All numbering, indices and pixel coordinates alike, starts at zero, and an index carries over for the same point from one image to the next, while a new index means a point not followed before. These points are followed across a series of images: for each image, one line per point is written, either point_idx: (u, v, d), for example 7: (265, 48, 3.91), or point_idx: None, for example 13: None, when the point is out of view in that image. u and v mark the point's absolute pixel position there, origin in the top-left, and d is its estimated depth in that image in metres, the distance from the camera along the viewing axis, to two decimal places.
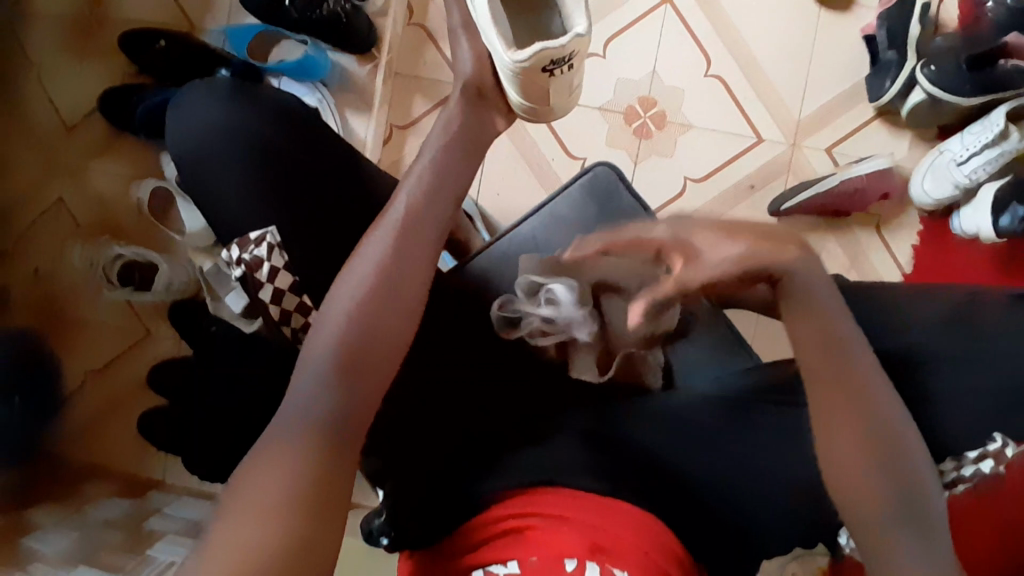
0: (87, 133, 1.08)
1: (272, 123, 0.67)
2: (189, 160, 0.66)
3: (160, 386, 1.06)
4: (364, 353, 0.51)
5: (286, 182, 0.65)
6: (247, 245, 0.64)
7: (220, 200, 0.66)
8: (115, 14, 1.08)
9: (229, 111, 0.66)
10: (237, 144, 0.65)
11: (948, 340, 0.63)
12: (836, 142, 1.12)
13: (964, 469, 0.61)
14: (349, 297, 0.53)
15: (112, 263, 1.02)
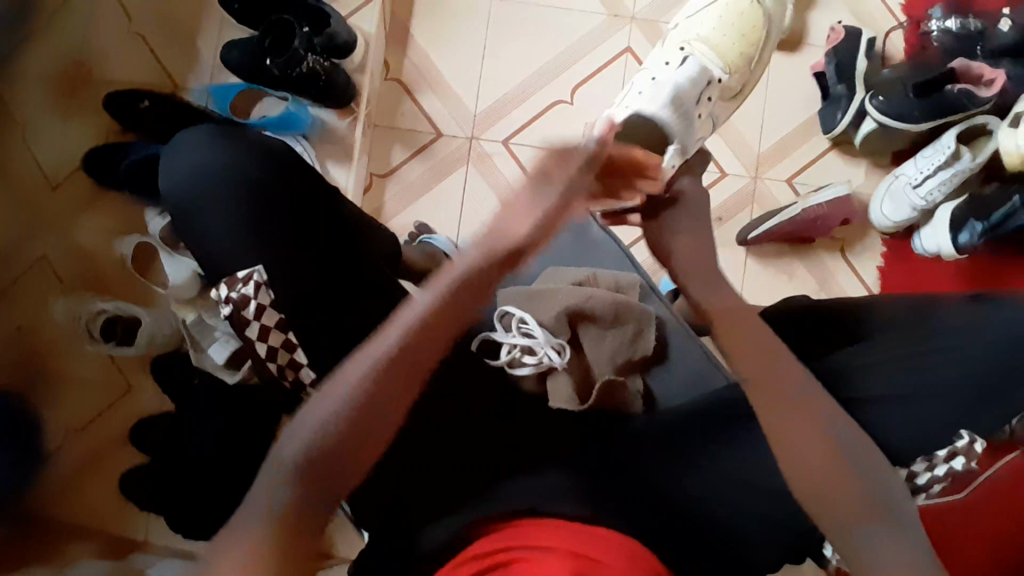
0: (73, 191, 1.10)
1: (259, 160, 0.68)
2: (180, 201, 0.67)
3: (145, 441, 1.05)
4: (369, 417, 0.54)
5: (275, 218, 0.66)
6: (234, 284, 0.65)
7: (208, 244, 0.67)
8: (100, 76, 1.11)
9: (216, 155, 0.67)
10: (228, 187, 0.66)
11: (904, 345, 0.71)
12: (797, 172, 1.17)
13: (936, 468, 0.67)
14: (362, 367, 0.55)
15: (94, 317, 1.03)
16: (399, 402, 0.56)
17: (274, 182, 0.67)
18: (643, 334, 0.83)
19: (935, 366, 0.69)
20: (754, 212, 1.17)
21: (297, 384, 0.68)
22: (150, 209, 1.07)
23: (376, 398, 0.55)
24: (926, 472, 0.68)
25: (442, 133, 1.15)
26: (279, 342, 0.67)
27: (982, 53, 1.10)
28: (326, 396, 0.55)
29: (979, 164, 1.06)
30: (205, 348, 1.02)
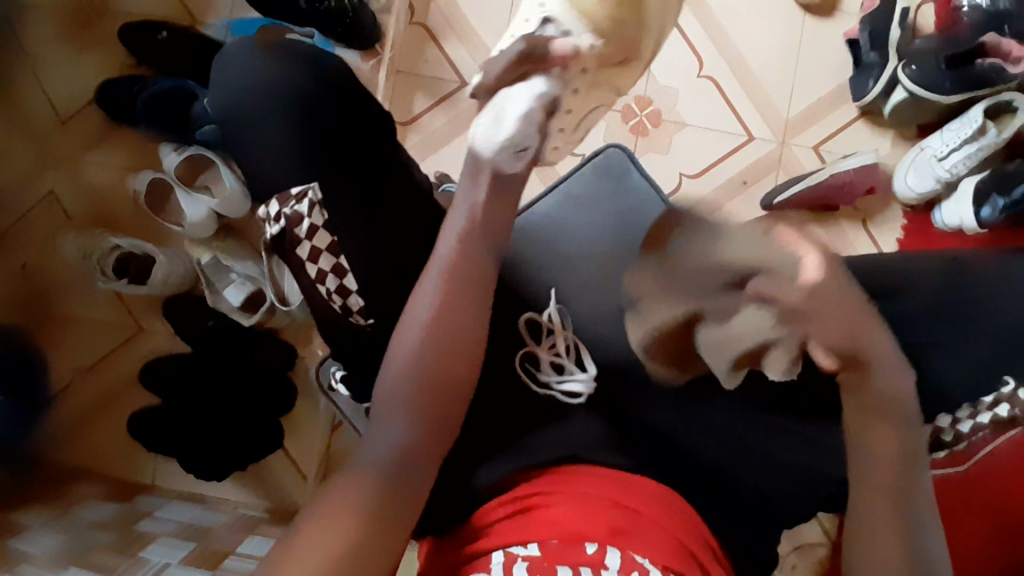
0: (83, 125, 1.07)
1: (302, 70, 0.64)
2: (233, 110, 0.64)
3: (156, 383, 1.03)
4: (440, 356, 0.57)
5: (319, 130, 0.63)
6: (287, 201, 0.63)
7: (259, 166, 0.64)
8: (117, 6, 1.08)
9: (273, 66, 0.63)
10: (289, 103, 0.63)
11: (951, 291, 0.69)
12: (824, 140, 1.16)
13: (980, 414, 0.69)
14: (426, 305, 0.58)
15: (108, 254, 1.00)
16: (466, 331, 0.59)
17: (334, 97, 0.64)
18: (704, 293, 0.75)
19: (985, 311, 0.68)
20: (779, 178, 1.16)
21: (345, 312, 0.65)
22: (165, 146, 1.04)
23: (445, 336, 0.58)
24: (970, 419, 0.69)
25: (468, 83, 1.12)
26: (330, 266, 0.63)
27: (1009, 32, 1.07)
28: (398, 353, 0.58)
29: (1005, 138, 1.05)
30: (221, 290, 1.01)
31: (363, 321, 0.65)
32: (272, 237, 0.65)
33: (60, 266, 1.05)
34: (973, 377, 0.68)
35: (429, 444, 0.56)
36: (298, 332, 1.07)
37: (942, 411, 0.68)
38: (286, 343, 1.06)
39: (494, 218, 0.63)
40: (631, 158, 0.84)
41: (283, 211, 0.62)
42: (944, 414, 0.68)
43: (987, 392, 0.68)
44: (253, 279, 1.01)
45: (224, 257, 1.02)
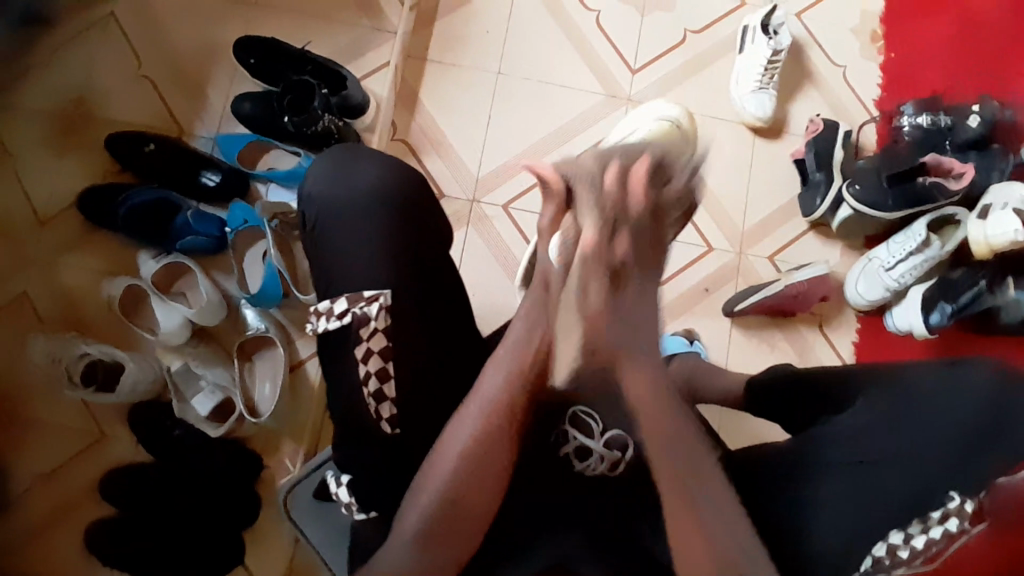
0: (61, 227, 1.07)
1: (412, 180, 0.72)
2: (341, 202, 0.69)
3: (117, 494, 0.99)
4: (471, 481, 0.61)
5: (417, 228, 0.70)
6: (358, 300, 0.66)
7: (341, 261, 0.68)
8: (107, 116, 1.11)
9: (372, 176, 0.70)
10: (379, 209, 0.69)
11: (887, 399, 0.68)
12: (778, 250, 1.23)
13: (930, 530, 0.64)
14: (465, 433, 0.62)
15: (76, 361, 0.99)
16: (500, 458, 0.63)
17: (419, 207, 0.71)
18: None
19: (927, 420, 0.66)
20: (738, 285, 1.22)
21: (376, 417, 0.66)
22: (143, 253, 1.05)
23: (474, 465, 0.61)
24: (923, 534, 0.64)
25: (445, 193, 1.18)
26: (376, 369, 0.66)
27: (950, 147, 1.19)
28: (431, 473, 0.61)
29: (948, 251, 1.13)
30: (188, 398, 1.01)
31: (389, 430, 0.66)
32: (325, 330, 0.67)
33: (28, 371, 1.04)
34: (923, 490, 0.64)
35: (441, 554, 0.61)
36: (265, 441, 1.05)
37: (893, 526, 0.64)
38: (254, 452, 1.03)
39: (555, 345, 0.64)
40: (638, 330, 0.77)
41: (353, 312, 0.65)
42: (896, 531, 0.64)
43: (936, 505, 0.64)
44: (222, 387, 1.02)
45: (195, 364, 1.02)
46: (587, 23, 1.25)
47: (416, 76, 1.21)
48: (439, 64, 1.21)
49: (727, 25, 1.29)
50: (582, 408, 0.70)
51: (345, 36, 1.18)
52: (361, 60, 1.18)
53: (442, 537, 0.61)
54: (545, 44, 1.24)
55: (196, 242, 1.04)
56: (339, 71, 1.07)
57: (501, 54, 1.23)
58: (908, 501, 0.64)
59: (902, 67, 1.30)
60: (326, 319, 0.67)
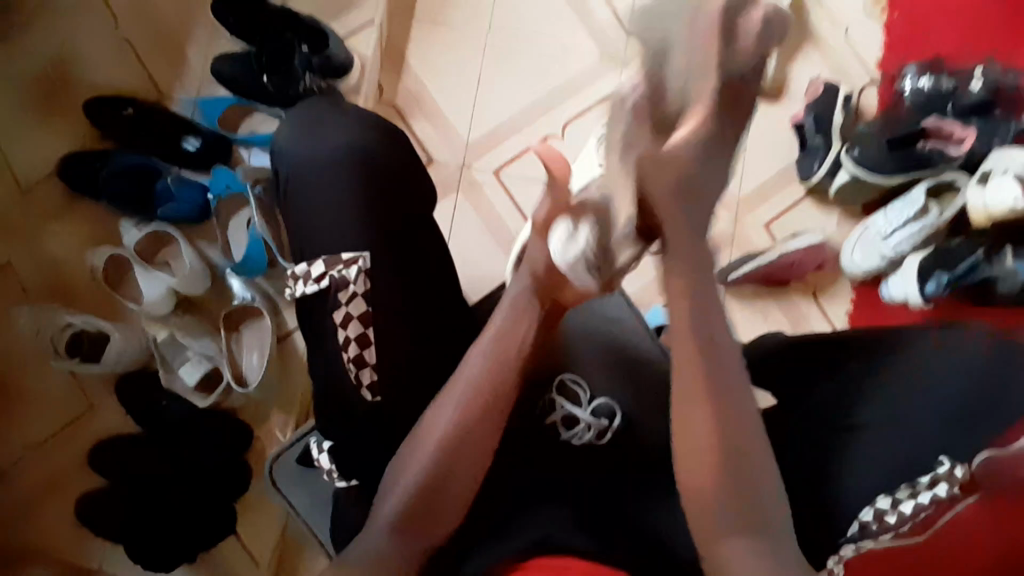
0: (40, 196, 1.05)
1: (385, 145, 0.69)
2: (312, 171, 0.66)
3: (108, 464, 0.99)
4: (451, 467, 0.60)
5: (393, 195, 0.67)
6: (336, 263, 0.65)
7: (316, 231, 0.66)
8: (82, 78, 1.07)
9: (353, 141, 0.67)
10: (356, 176, 0.66)
11: (877, 368, 0.67)
12: (774, 218, 1.21)
13: (918, 496, 0.59)
14: (445, 418, 0.61)
15: (61, 332, 0.98)
16: (483, 447, 0.62)
17: (394, 171, 0.68)
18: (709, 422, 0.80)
19: (918, 390, 0.64)
20: (733, 254, 1.20)
21: (355, 385, 0.64)
22: (125, 221, 1.03)
23: (453, 450, 0.61)
24: (911, 499, 0.59)
25: (434, 159, 1.15)
26: (356, 334, 0.64)
27: (951, 111, 1.15)
28: (410, 458, 0.61)
29: (946, 218, 1.11)
30: (176, 368, 1.00)
31: (370, 398, 0.64)
32: (305, 293, 0.66)
33: (11, 343, 1.02)
34: (911, 458, 0.61)
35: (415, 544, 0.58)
36: (255, 412, 1.04)
37: (878, 492, 0.61)
38: (243, 423, 1.03)
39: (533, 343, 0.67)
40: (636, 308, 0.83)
41: (330, 274, 0.63)
42: (882, 496, 0.61)
43: (923, 470, 0.60)
44: (209, 357, 1.01)
45: (181, 334, 1.00)
46: None
47: (403, 37, 1.16)
48: (426, 23, 1.17)
49: None
50: (569, 375, 0.76)
51: None
52: (345, 19, 1.14)
53: (416, 528, 0.59)
54: (536, 2, 1.19)
55: (176, 209, 1.01)
56: (322, 30, 1.02)
57: (491, 13, 1.18)
58: (898, 466, 0.62)
59: (906, 27, 1.25)
60: (304, 283, 0.66)
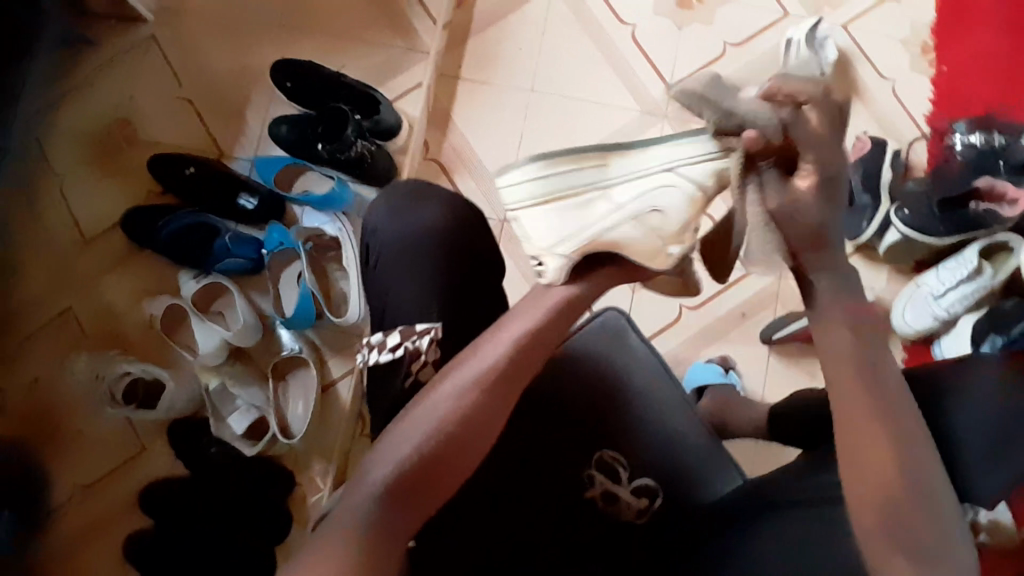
0: (107, 247, 1.11)
1: (451, 218, 0.72)
2: (386, 252, 0.71)
3: (158, 506, 1.03)
4: (446, 456, 0.52)
5: (463, 266, 0.70)
6: (410, 334, 0.66)
7: (394, 300, 0.69)
8: (149, 137, 1.14)
9: (436, 214, 0.72)
10: (435, 248, 0.70)
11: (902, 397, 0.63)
12: (819, 274, 1.20)
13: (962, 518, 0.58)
14: (456, 400, 0.54)
15: (118, 381, 1.03)
16: (479, 441, 0.54)
17: (464, 244, 0.72)
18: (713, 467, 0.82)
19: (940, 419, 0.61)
20: (777, 311, 1.18)
21: None
22: (183, 272, 1.08)
23: (455, 433, 0.53)
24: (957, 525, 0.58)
25: (477, 213, 1.18)
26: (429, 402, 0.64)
27: (1004, 168, 1.10)
28: (396, 442, 0.52)
29: (1000, 281, 1.08)
30: (225, 416, 1.04)
31: None
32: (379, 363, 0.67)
33: (77, 385, 1.08)
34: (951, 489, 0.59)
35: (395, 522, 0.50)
36: (297, 460, 1.07)
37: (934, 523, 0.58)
38: (285, 470, 1.06)
39: (556, 328, 0.58)
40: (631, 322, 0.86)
41: (406, 344, 0.64)
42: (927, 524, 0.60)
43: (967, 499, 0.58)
44: (257, 408, 1.05)
45: (232, 384, 1.04)
46: (622, 39, 1.24)
47: (449, 95, 1.20)
48: (470, 82, 1.21)
49: (768, 38, 1.24)
50: (609, 452, 0.79)
51: (380, 56, 1.19)
52: (394, 81, 1.19)
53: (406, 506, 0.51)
54: (579, 61, 1.22)
55: (235, 264, 1.06)
56: (373, 96, 1.08)
57: (534, 73, 1.22)
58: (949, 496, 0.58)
59: (958, 81, 1.23)
60: (380, 350, 0.67)
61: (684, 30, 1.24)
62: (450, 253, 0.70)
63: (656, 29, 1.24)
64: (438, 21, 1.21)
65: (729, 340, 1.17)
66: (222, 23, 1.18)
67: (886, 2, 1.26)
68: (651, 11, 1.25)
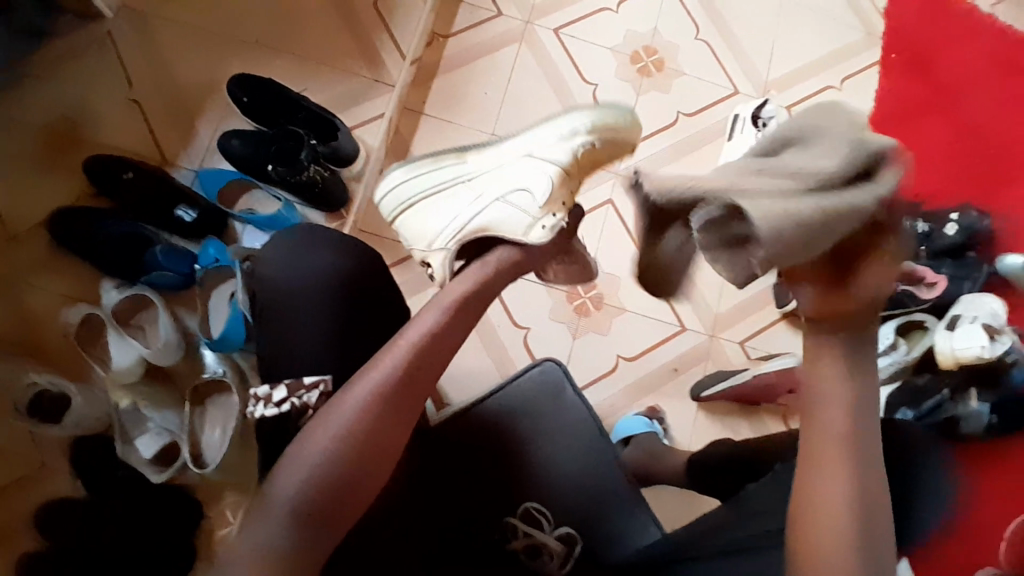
0: (29, 246, 1.05)
1: (355, 261, 0.76)
2: (284, 293, 0.74)
3: (44, 530, 0.95)
4: (355, 463, 0.56)
5: (366, 310, 0.75)
6: (298, 388, 0.67)
7: (292, 349, 0.72)
8: (88, 134, 1.10)
9: (329, 264, 0.75)
10: (328, 295, 0.74)
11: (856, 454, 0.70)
12: (750, 336, 1.22)
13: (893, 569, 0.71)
14: (362, 406, 0.58)
15: (25, 390, 0.96)
16: (391, 442, 0.59)
17: (369, 287, 0.76)
18: (640, 516, 0.83)
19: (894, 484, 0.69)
20: (708, 369, 1.21)
21: None
22: (105, 283, 1.03)
23: (365, 439, 0.57)
24: None
25: None
26: None
27: (926, 253, 1.20)
28: (307, 457, 0.56)
29: (914, 356, 1.15)
30: (133, 438, 0.97)
31: None
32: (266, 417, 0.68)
33: None
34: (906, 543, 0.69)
35: (306, 544, 0.54)
36: (209, 489, 1.02)
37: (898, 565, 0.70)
38: (195, 500, 1.00)
39: (452, 328, 0.65)
40: (567, 374, 0.91)
41: (295, 401, 0.66)
42: None
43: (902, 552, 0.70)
44: (170, 431, 0.98)
45: (145, 404, 0.98)
46: (583, 96, 1.28)
47: (410, 129, 1.21)
48: (433, 119, 1.22)
49: (719, 111, 1.32)
50: (534, 505, 0.80)
51: (346, 83, 1.19)
52: (355, 110, 1.19)
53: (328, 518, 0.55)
54: (543, 112, 1.26)
55: (163, 278, 1.02)
56: (331, 121, 1.07)
57: (497, 117, 1.24)
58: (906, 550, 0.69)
59: None
60: (267, 406, 0.68)
61: (643, 93, 1.30)
62: (356, 294, 0.75)
63: (616, 90, 1.30)
64: (406, 56, 1.22)
65: (661, 394, 1.19)
66: (184, 31, 1.16)
67: (826, 90, 1.36)
68: (613, 73, 1.30)
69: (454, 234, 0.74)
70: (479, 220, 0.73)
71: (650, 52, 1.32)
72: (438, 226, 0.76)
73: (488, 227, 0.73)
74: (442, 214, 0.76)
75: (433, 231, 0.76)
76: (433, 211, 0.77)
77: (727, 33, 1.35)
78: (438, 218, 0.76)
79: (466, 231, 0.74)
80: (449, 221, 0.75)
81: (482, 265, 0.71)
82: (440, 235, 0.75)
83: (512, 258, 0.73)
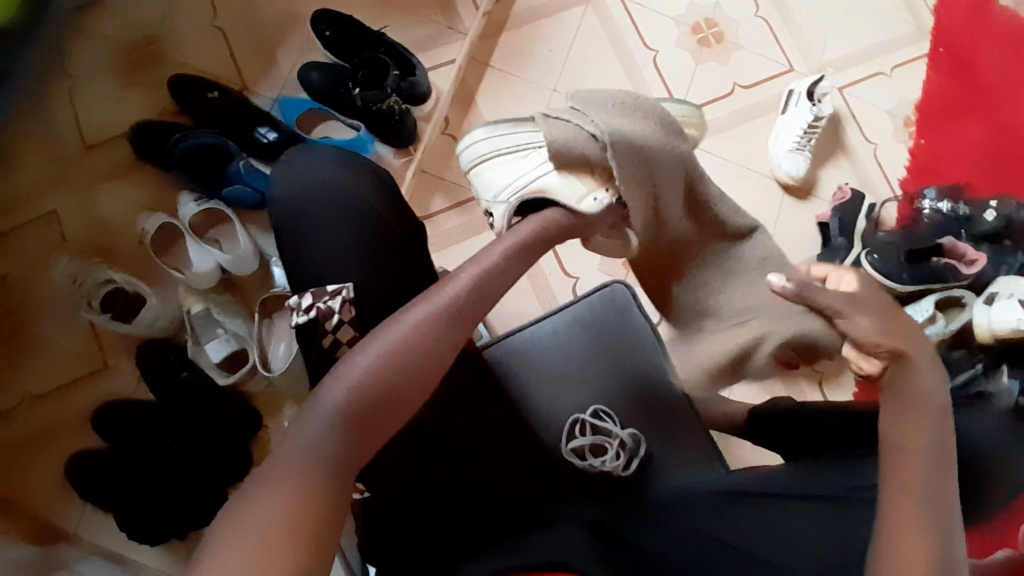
0: (108, 156, 1.09)
1: (371, 185, 0.76)
2: (301, 208, 0.74)
3: (107, 425, 0.99)
4: (403, 382, 0.52)
5: (382, 232, 0.74)
6: (322, 296, 0.68)
7: (314, 259, 0.72)
8: (170, 55, 1.14)
9: (348, 182, 0.75)
10: (344, 211, 0.73)
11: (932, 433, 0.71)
12: None
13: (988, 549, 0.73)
14: (417, 326, 0.54)
15: (100, 286, 1.00)
16: (439, 369, 0.54)
17: (383, 214, 0.75)
18: (703, 453, 0.82)
19: None
20: None
21: None
22: (184, 194, 1.06)
23: (415, 358, 0.53)
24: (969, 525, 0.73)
25: None
26: None
27: (965, 236, 1.23)
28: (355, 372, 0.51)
29: (952, 329, 1.17)
30: (203, 342, 1.01)
31: None
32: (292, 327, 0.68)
33: (44, 287, 1.05)
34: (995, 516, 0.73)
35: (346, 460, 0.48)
36: (266, 400, 1.05)
37: None
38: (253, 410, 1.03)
39: (503, 276, 0.61)
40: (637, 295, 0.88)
41: (318, 304, 0.66)
42: None
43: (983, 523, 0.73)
44: (239, 337, 1.02)
45: (217, 310, 1.02)
46: (645, 62, 1.32)
47: (476, 79, 1.25)
48: (499, 71, 1.26)
49: (774, 86, 1.35)
50: (602, 408, 0.83)
51: (419, 30, 1.24)
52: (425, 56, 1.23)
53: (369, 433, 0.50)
54: (605, 73, 1.30)
55: (243, 192, 1.05)
56: (411, 59, 1.11)
57: (560, 75, 1.28)
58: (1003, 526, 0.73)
59: (934, 154, 1.36)
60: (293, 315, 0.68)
61: (701, 63, 1.34)
62: (371, 214, 0.74)
63: (677, 58, 1.33)
64: (479, 7, 1.26)
65: None
66: None
67: (878, 75, 1.39)
68: (674, 42, 1.34)
69: (514, 194, 0.72)
70: (544, 178, 0.70)
71: (711, 25, 1.36)
72: (502, 181, 0.73)
73: (551, 188, 0.70)
74: (507, 165, 0.74)
75: (495, 186, 0.74)
76: (501, 165, 0.73)
77: (787, 14, 1.39)
78: (500, 173, 0.74)
79: (523, 191, 0.71)
80: (512, 176, 0.73)
81: (528, 223, 0.67)
82: (503, 189, 0.73)
83: (567, 223, 0.69)
